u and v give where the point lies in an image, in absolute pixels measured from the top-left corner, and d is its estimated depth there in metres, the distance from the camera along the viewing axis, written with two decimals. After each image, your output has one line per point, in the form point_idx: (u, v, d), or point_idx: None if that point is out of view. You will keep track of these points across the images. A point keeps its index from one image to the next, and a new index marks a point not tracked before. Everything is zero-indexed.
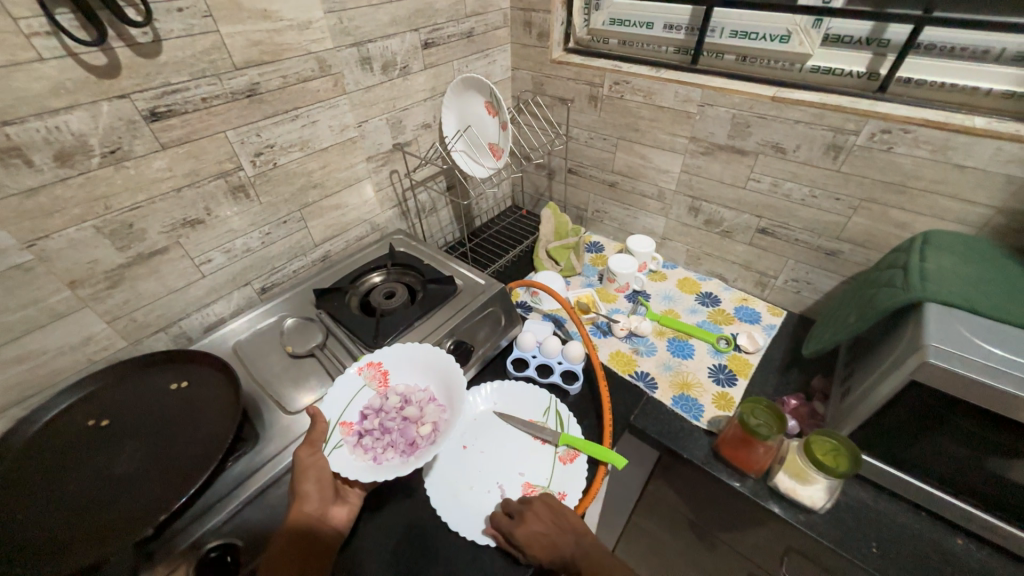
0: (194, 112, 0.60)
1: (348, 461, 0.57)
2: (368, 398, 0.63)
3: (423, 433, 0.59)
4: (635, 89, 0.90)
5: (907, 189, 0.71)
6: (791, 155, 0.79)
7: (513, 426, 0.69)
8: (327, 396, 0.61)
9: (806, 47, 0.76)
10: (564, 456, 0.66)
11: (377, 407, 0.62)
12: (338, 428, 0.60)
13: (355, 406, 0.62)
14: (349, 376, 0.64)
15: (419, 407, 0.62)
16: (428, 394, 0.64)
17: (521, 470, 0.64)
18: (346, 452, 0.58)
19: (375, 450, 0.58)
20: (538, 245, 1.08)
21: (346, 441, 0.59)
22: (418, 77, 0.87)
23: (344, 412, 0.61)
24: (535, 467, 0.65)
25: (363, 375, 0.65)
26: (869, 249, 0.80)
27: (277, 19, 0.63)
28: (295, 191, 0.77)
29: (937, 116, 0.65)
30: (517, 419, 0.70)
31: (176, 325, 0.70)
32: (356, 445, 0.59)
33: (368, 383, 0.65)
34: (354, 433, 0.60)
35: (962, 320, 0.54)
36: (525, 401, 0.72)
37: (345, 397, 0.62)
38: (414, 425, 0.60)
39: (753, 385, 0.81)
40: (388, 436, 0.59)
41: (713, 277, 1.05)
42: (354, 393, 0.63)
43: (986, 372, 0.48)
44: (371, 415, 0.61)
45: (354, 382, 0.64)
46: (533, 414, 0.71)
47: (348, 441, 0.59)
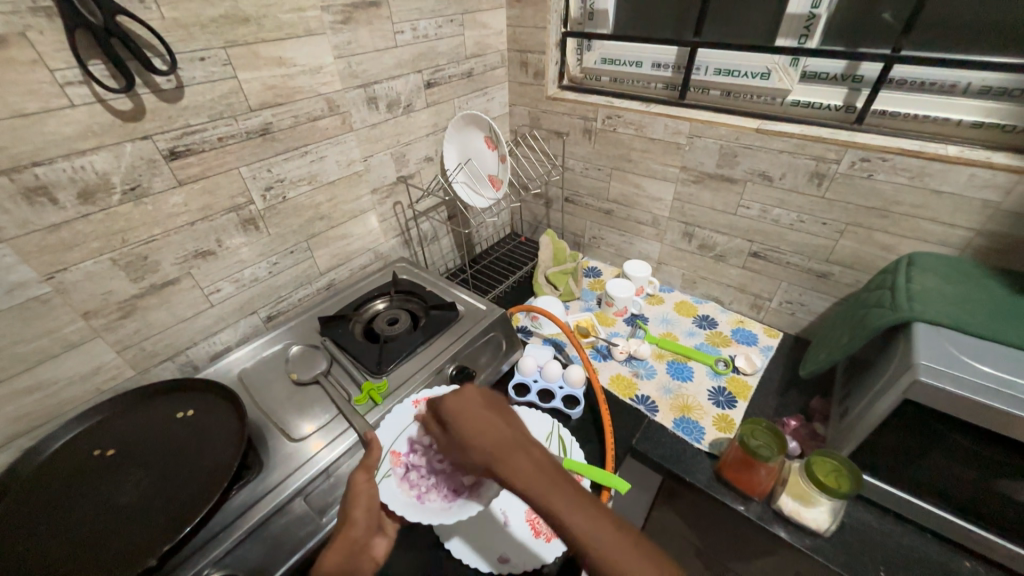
0: (210, 150, 0.63)
1: (392, 492, 0.58)
2: (417, 433, 0.64)
3: (469, 482, 0.58)
4: (627, 122, 0.95)
5: (889, 213, 0.74)
6: (777, 182, 0.83)
7: None
8: (384, 425, 0.65)
9: (785, 83, 0.81)
10: None
11: (426, 443, 0.63)
12: (389, 457, 0.61)
13: (405, 439, 0.63)
14: (405, 408, 0.66)
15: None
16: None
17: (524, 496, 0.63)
18: (392, 483, 0.59)
19: (420, 487, 0.58)
20: (537, 271, 1.11)
21: (394, 471, 0.60)
22: (420, 114, 0.92)
23: (396, 443, 0.63)
24: None
25: (420, 411, 0.67)
26: (858, 271, 0.82)
27: (290, 65, 0.68)
28: (302, 222, 0.80)
29: (912, 145, 0.69)
30: None
31: (183, 354, 0.72)
32: (402, 478, 0.59)
33: (420, 419, 0.66)
34: (402, 465, 0.61)
35: (949, 338, 0.56)
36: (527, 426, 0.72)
37: (398, 429, 0.64)
38: (460, 471, 0.59)
39: (753, 406, 0.82)
40: (436, 477, 0.59)
41: (709, 300, 1.07)
42: (406, 426, 0.65)
43: (975, 389, 0.50)
44: (420, 451, 0.62)
45: (408, 416, 0.66)
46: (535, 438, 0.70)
47: (397, 472, 0.60)
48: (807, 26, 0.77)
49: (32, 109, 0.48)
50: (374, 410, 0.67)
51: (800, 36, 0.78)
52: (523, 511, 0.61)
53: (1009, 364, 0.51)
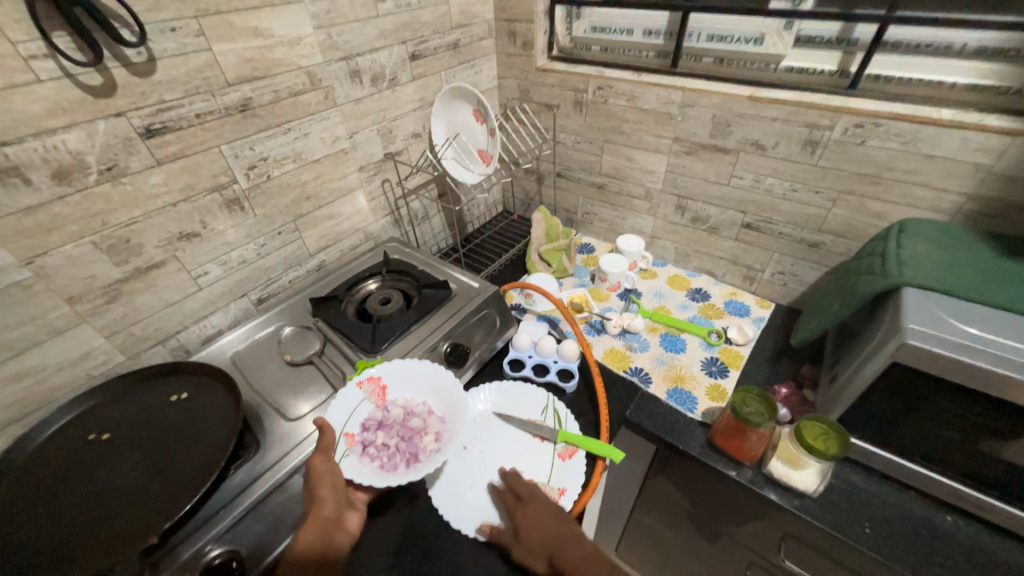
0: (188, 127, 0.61)
1: (355, 469, 0.58)
2: (367, 411, 0.64)
3: (429, 442, 0.61)
4: (619, 93, 0.93)
5: (882, 180, 0.74)
6: (770, 151, 0.82)
7: (512, 425, 0.70)
8: (331, 407, 0.62)
9: (779, 47, 0.79)
10: (563, 453, 0.66)
11: (379, 419, 0.63)
12: (343, 439, 0.60)
13: (356, 419, 0.63)
14: (350, 390, 0.64)
15: (422, 419, 0.64)
16: (429, 407, 0.65)
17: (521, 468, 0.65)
18: (353, 461, 0.59)
19: (381, 459, 0.59)
20: (530, 248, 1.10)
21: (352, 450, 0.60)
22: (406, 88, 0.89)
23: (347, 423, 0.62)
24: (534, 465, 0.65)
25: (363, 390, 0.65)
26: (850, 240, 0.82)
27: (267, 36, 0.65)
28: (289, 202, 0.78)
29: (907, 109, 0.68)
30: (516, 418, 0.71)
31: (173, 338, 0.71)
32: (362, 454, 0.59)
33: (368, 397, 0.65)
34: (359, 443, 0.60)
35: (938, 302, 0.56)
36: (524, 400, 0.74)
37: (346, 409, 0.63)
38: (418, 436, 0.61)
39: (745, 375, 0.83)
40: (394, 446, 0.60)
41: (702, 273, 1.07)
42: (355, 406, 0.64)
43: (961, 350, 0.50)
44: (374, 427, 0.62)
45: (354, 396, 0.64)
46: (531, 412, 0.72)
47: (353, 450, 0.60)
48: None
49: None
50: None
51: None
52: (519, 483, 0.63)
53: (997, 325, 0.52)
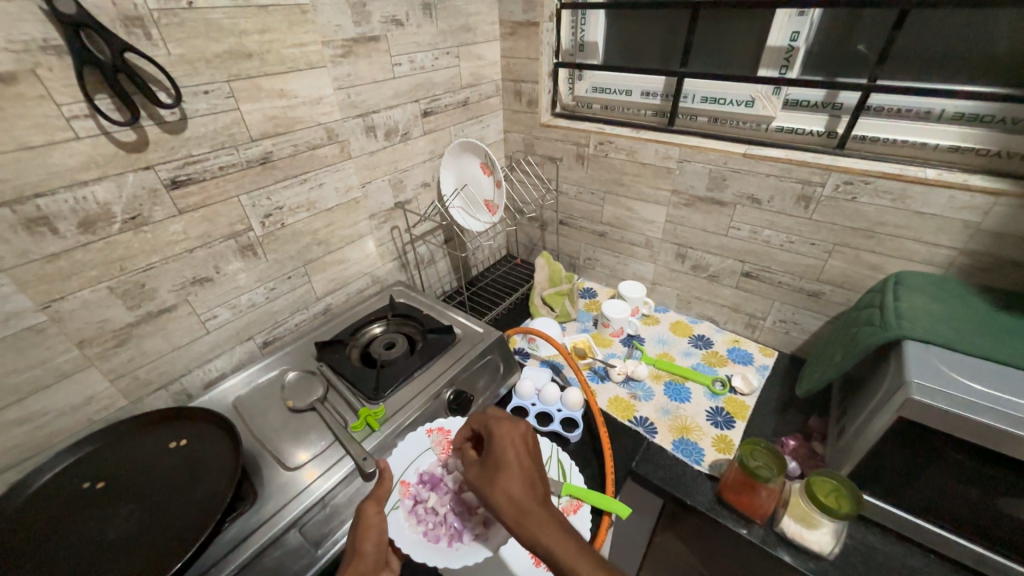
0: (211, 179, 0.64)
1: (400, 526, 0.57)
2: (429, 463, 0.65)
3: (479, 524, 0.57)
4: (619, 148, 0.98)
5: (875, 234, 0.76)
6: (766, 205, 0.85)
7: None
8: (397, 451, 0.66)
9: (770, 110, 0.84)
10: (567, 507, 0.64)
11: (438, 477, 0.63)
12: (399, 487, 0.62)
13: (416, 468, 0.64)
14: (419, 437, 0.68)
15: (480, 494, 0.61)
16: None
17: None
18: (400, 516, 0.58)
19: (427, 524, 0.58)
20: (533, 293, 1.12)
21: (403, 503, 0.60)
22: (417, 141, 0.94)
23: (406, 471, 0.64)
24: None
25: (432, 442, 0.67)
26: (848, 290, 0.84)
27: (291, 96, 0.69)
28: (300, 248, 0.80)
29: (893, 169, 0.72)
30: None
31: (177, 382, 0.71)
32: (410, 511, 0.59)
33: (432, 448, 0.67)
34: (411, 497, 0.60)
35: (940, 356, 0.57)
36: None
37: (409, 456, 0.65)
38: (469, 512, 0.59)
39: (752, 426, 0.82)
40: (444, 515, 0.58)
41: (704, 319, 1.08)
42: (418, 454, 0.66)
43: (967, 408, 0.51)
44: (430, 485, 0.62)
45: (422, 443, 0.67)
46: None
47: (404, 504, 0.60)
48: (786, 58, 0.80)
49: (37, 142, 0.49)
50: (371, 437, 0.66)
51: (780, 67, 0.81)
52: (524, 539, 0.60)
53: (1000, 382, 0.52)
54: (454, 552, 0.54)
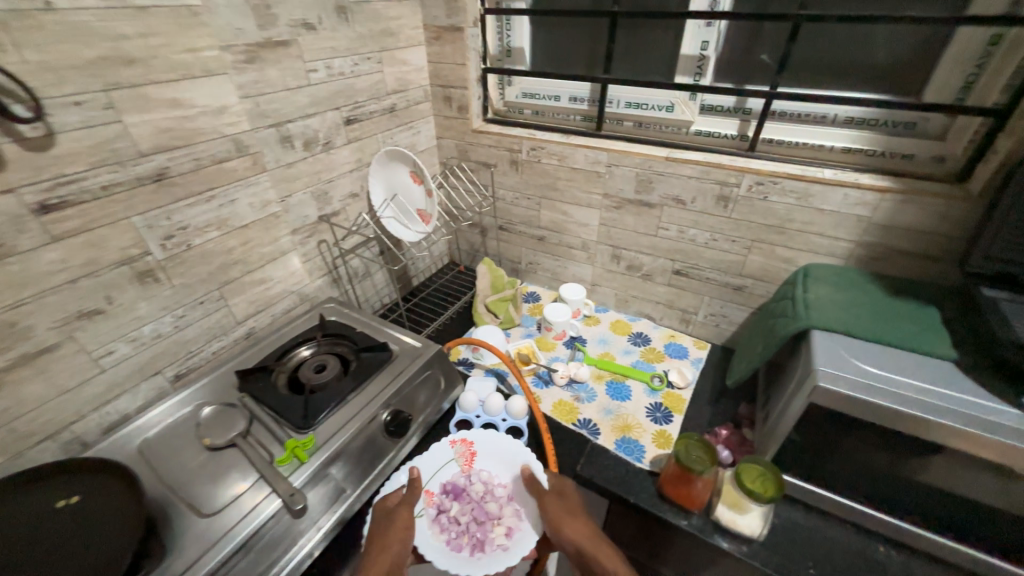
0: (92, 200, 0.57)
1: (425, 535, 0.61)
2: (453, 474, 0.68)
3: (498, 536, 0.61)
4: (550, 153, 0.99)
5: (786, 229, 0.82)
6: (689, 206, 0.89)
7: None
8: (424, 457, 0.69)
9: (688, 114, 0.88)
10: None
11: (461, 487, 0.66)
12: (423, 496, 0.65)
13: (440, 479, 0.67)
14: (444, 448, 0.70)
15: (501, 506, 0.64)
16: (510, 494, 0.66)
17: None
18: (424, 524, 0.62)
19: (449, 533, 0.61)
20: (476, 300, 1.11)
21: (427, 512, 0.63)
22: (342, 151, 0.90)
23: (430, 480, 0.67)
24: None
25: (457, 450, 0.70)
26: (767, 283, 0.89)
27: (188, 106, 0.63)
28: (213, 269, 0.74)
29: (797, 169, 0.78)
30: None
31: (66, 432, 0.62)
32: (433, 520, 0.62)
33: (456, 459, 0.70)
34: (435, 506, 0.64)
35: (842, 343, 0.62)
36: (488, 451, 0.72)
37: (433, 466, 0.68)
38: (490, 524, 0.62)
39: (689, 418, 0.85)
40: (467, 523, 0.62)
41: (642, 317, 1.11)
42: (443, 464, 0.69)
43: (865, 391, 0.55)
44: (453, 495, 0.65)
45: (446, 454, 0.70)
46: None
47: (432, 509, 0.63)
48: (699, 66, 0.84)
49: None
50: (299, 470, 0.61)
51: (694, 74, 0.85)
52: None
53: (889, 363, 0.59)
54: (475, 558, 0.58)
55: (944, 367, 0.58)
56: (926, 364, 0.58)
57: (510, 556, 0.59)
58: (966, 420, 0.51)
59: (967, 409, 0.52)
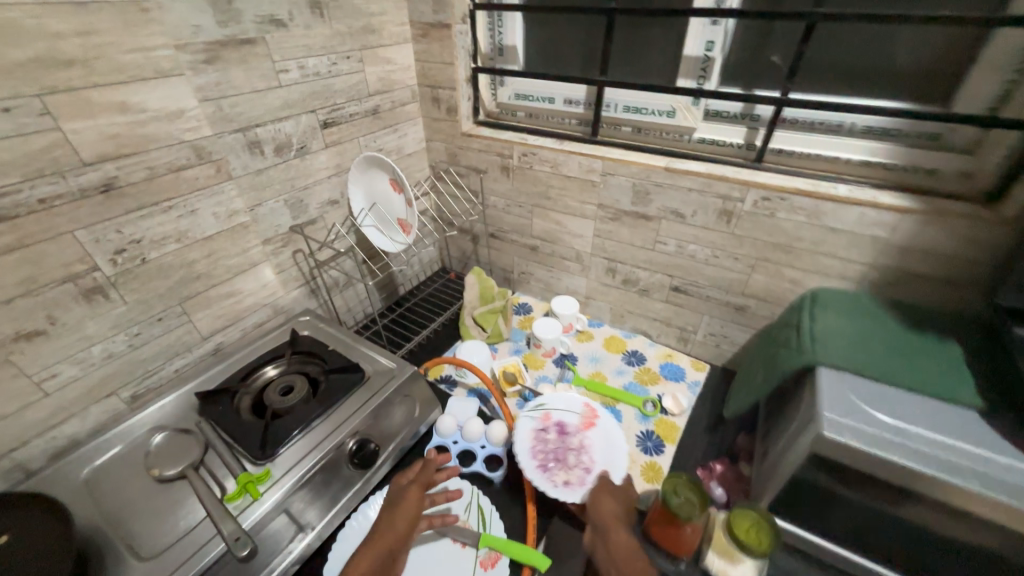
0: (28, 215, 0.52)
1: (520, 434, 0.75)
2: (573, 422, 0.77)
3: (563, 479, 0.68)
4: (542, 160, 0.93)
5: (793, 249, 0.75)
6: (689, 220, 0.82)
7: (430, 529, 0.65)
8: (560, 397, 0.82)
9: (689, 121, 0.81)
10: (486, 560, 0.62)
11: (564, 429, 0.76)
12: (539, 416, 0.78)
13: (568, 420, 0.78)
14: (572, 402, 0.81)
15: (580, 459, 0.71)
16: (594, 457, 0.72)
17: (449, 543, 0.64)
18: (523, 429, 0.76)
19: (533, 448, 0.73)
20: (463, 313, 1.06)
21: (537, 427, 0.76)
22: (318, 156, 0.85)
23: (569, 416, 0.78)
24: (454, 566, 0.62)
25: (583, 408, 0.80)
26: (771, 304, 0.83)
27: (138, 111, 0.58)
28: (172, 284, 0.69)
29: (807, 184, 0.71)
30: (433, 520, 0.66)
31: (7, 458, 0.58)
32: (531, 430, 0.75)
33: (580, 415, 0.79)
34: (542, 425, 0.76)
35: (851, 385, 0.56)
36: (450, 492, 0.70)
37: (568, 408, 0.80)
38: (563, 466, 0.70)
39: (682, 449, 0.79)
40: (548, 451, 0.72)
41: (638, 333, 1.05)
42: (568, 410, 0.80)
43: (874, 442, 0.49)
44: (552, 429, 0.76)
45: (574, 408, 0.80)
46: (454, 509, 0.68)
47: (534, 425, 0.76)
48: (703, 68, 0.77)
49: None
50: (249, 509, 0.57)
51: (698, 77, 0.78)
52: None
53: (903, 410, 0.52)
54: (536, 475, 0.68)
55: (965, 416, 0.51)
56: (945, 412, 0.52)
57: (562, 493, 0.66)
58: (990, 484, 0.45)
59: (991, 471, 0.45)
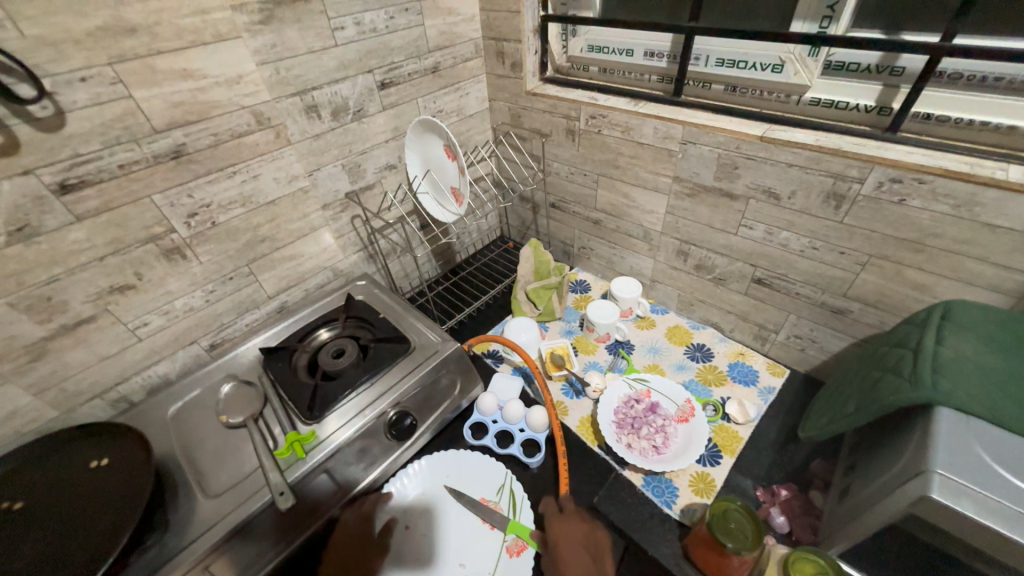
0: (110, 180, 0.57)
1: (613, 393, 0.80)
2: (667, 407, 0.77)
3: (630, 443, 0.72)
4: (613, 124, 0.82)
5: (925, 246, 0.59)
6: (786, 202, 0.68)
7: (462, 503, 0.67)
8: (673, 386, 0.80)
9: (803, 77, 0.65)
10: (512, 547, 0.62)
11: (654, 409, 0.76)
12: (640, 389, 0.80)
13: (665, 403, 0.77)
14: (680, 392, 0.79)
15: (657, 434, 0.73)
16: (669, 441, 0.72)
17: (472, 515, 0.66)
18: (617, 392, 0.80)
19: (619, 410, 0.77)
20: (516, 287, 1.02)
21: (632, 394, 0.79)
22: (376, 119, 0.82)
23: (669, 400, 0.78)
24: (483, 542, 0.62)
25: (686, 402, 0.77)
26: (882, 311, 0.68)
27: (199, 76, 0.59)
28: (240, 246, 0.73)
29: (960, 164, 0.54)
30: (467, 496, 0.67)
31: (113, 391, 0.68)
32: (623, 397, 0.79)
33: (679, 406, 0.77)
34: (634, 396, 0.79)
35: (983, 435, 0.43)
36: (484, 471, 0.70)
37: (671, 394, 0.79)
38: (635, 433, 0.73)
39: (742, 464, 0.71)
40: (629, 415, 0.75)
41: (707, 325, 0.94)
42: (671, 396, 0.78)
43: (1008, 522, 0.38)
44: (642, 404, 0.77)
45: (679, 397, 0.78)
46: (486, 490, 0.68)
47: (627, 391, 0.80)
48: (830, 6, 0.60)
49: None
50: (295, 466, 0.60)
51: (822, 18, 0.62)
52: (477, 551, 0.62)
53: None
54: (608, 427, 0.74)
55: None
56: None
57: (621, 450, 0.70)
58: None
59: None
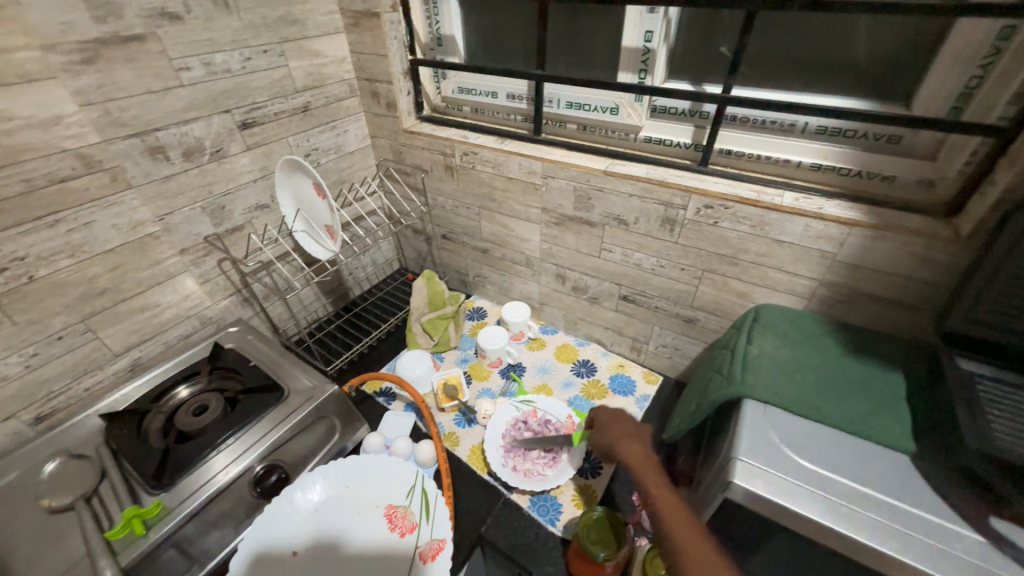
0: None
1: (503, 417, 0.82)
2: (552, 424, 0.81)
3: (516, 467, 0.74)
4: (484, 160, 0.86)
5: (739, 260, 0.69)
6: (633, 227, 0.76)
7: (374, 506, 0.63)
8: (557, 402, 0.85)
9: (634, 119, 0.75)
10: (426, 552, 0.58)
11: (540, 428, 0.80)
12: (527, 409, 0.83)
13: (551, 419, 0.81)
14: (564, 407, 0.84)
15: (542, 454, 0.76)
16: (555, 458, 0.76)
17: (381, 512, 0.63)
18: (506, 415, 0.82)
19: (508, 434, 0.79)
20: (411, 320, 1.02)
21: (519, 416, 0.82)
22: (239, 159, 0.80)
23: (553, 417, 0.82)
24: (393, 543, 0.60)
25: (567, 417, 0.82)
26: (721, 318, 0.77)
27: (4, 119, 0.54)
28: (70, 301, 0.65)
29: (751, 192, 0.64)
30: (378, 500, 0.64)
31: None
32: (512, 420, 0.81)
33: (562, 421, 0.81)
34: (522, 418, 0.82)
35: (775, 421, 0.50)
36: (393, 476, 0.66)
37: (556, 410, 0.83)
38: (522, 457, 0.75)
39: (619, 472, 0.75)
40: (515, 439, 0.78)
41: (591, 341, 1.00)
42: (555, 413, 0.83)
43: (787, 494, 0.44)
44: (529, 425, 0.80)
45: (563, 412, 0.83)
46: (396, 496, 0.64)
47: (515, 413, 0.83)
48: (644, 61, 0.70)
49: None
50: (133, 546, 0.53)
51: (639, 71, 0.71)
52: (385, 550, 0.59)
53: (827, 456, 0.47)
54: (495, 453, 0.76)
55: (897, 463, 0.46)
56: (870, 456, 0.46)
57: (508, 476, 0.72)
58: (911, 547, 0.39)
59: (910, 531, 0.40)
